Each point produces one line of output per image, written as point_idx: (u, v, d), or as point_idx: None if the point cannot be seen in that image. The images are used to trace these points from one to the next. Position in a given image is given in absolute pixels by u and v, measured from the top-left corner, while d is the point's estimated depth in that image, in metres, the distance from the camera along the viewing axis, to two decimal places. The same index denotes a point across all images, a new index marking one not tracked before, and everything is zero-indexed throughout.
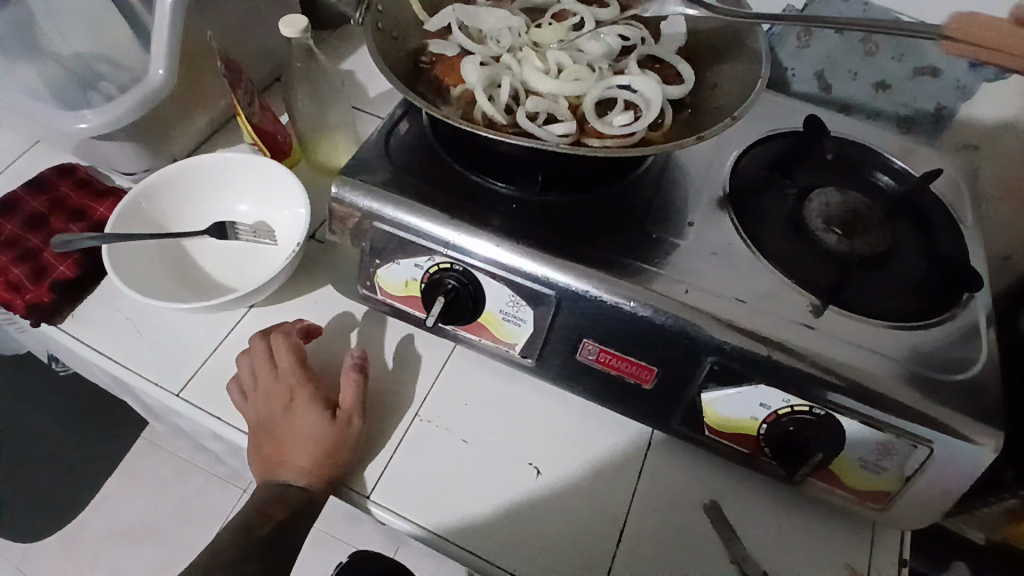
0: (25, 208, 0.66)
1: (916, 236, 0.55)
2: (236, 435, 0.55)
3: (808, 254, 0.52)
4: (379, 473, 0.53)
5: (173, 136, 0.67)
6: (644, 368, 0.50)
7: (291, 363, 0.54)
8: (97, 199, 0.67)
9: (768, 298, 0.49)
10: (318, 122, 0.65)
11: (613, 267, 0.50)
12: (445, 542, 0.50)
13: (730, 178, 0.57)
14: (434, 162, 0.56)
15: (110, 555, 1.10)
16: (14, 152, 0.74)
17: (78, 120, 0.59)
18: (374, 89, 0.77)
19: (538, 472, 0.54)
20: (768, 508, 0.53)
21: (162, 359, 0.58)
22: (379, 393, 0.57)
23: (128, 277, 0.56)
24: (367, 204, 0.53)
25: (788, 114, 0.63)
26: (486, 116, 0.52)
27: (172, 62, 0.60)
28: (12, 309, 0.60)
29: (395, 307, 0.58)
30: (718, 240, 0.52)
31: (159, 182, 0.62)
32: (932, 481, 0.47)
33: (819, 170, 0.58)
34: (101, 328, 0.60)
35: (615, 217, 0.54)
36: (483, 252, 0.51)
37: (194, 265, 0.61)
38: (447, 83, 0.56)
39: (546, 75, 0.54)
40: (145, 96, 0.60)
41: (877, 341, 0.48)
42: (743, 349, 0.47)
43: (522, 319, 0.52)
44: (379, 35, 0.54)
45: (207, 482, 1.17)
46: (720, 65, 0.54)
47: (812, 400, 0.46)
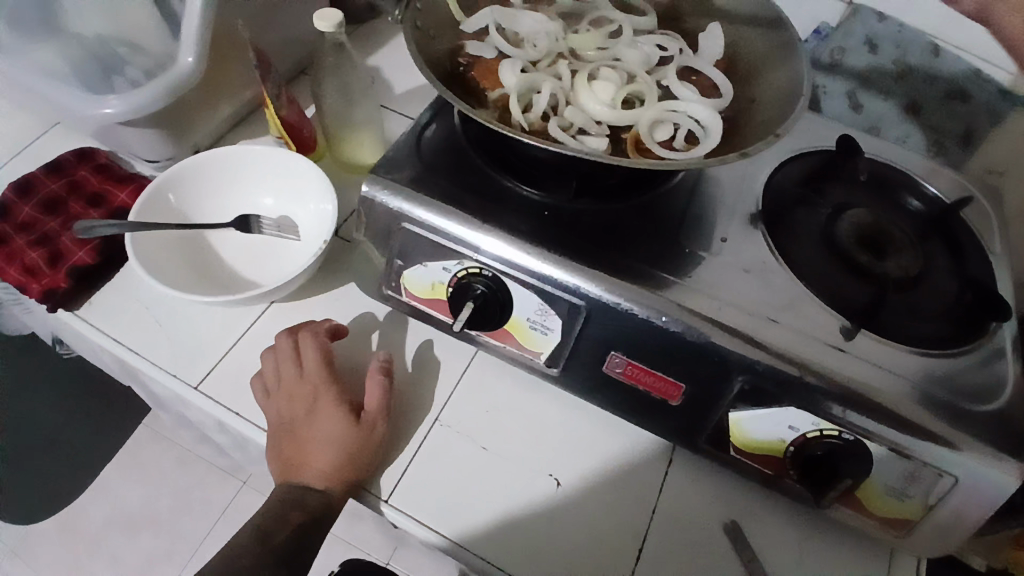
0: (44, 191, 0.65)
1: (948, 260, 0.55)
2: (254, 432, 0.54)
3: (840, 273, 0.51)
4: (395, 476, 0.52)
5: (197, 125, 0.66)
6: (671, 384, 0.50)
7: (316, 363, 0.53)
8: (117, 185, 0.66)
9: (801, 319, 0.48)
10: (344, 119, 0.64)
11: (644, 280, 0.49)
12: (460, 549, 0.50)
13: (763, 193, 0.56)
14: (465, 164, 0.55)
15: (106, 541, 1.09)
16: (32, 134, 0.73)
17: (103, 105, 0.58)
18: (400, 86, 0.76)
19: (557, 483, 0.53)
20: (787, 530, 0.53)
21: (179, 351, 0.57)
22: (401, 397, 0.56)
23: (150, 267, 0.55)
24: (397, 205, 0.52)
25: (822, 131, 0.63)
26: (524, 121, 0.52)
27: (201, 50, 0.59)
28: (28, 293, 0.59)
29: (419, 309, 0.57)
30: (750, 257, 0.51)
31: (184, 172, 0.62)
32: (956, 511, 0.47)
33: (852, 189, 0.58)
34: (118, 317, 0.59)
35: (648, 229, 0.53)
36: (515, 259, 0.50)
37: (217, 258, 0.61)
38: (484, 86, 0.55)
39: (586, 83, 0.53)
40: (171, 83, 0.59)
41: (909, 367, 0.47)
42: (774, 370, 0.46)
43: (550, 329, 0.52)
44: (417, 33, 0.53)
45: (207, 472, 1.16)
46: (760, 79, 0.54)
47: (842, 424, 0.46)
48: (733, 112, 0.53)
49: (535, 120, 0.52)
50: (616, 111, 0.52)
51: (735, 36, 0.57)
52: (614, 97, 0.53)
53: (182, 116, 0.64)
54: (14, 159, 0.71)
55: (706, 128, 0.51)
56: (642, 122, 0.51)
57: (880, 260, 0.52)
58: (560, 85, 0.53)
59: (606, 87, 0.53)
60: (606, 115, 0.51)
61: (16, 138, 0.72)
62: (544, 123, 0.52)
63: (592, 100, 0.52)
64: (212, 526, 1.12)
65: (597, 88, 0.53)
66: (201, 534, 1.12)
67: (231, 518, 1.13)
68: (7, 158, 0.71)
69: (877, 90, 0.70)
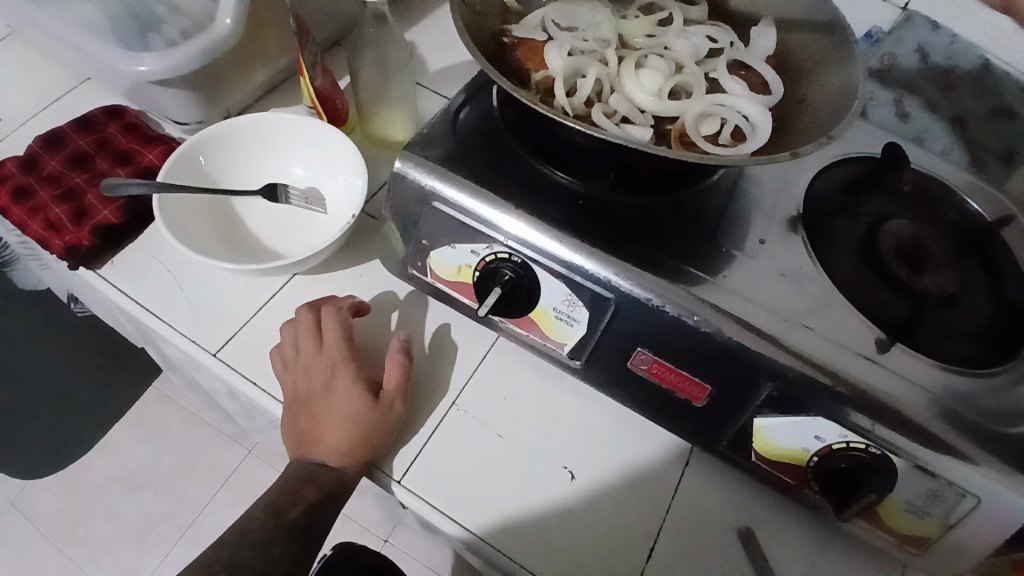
0: (71, 146, 0.64)
1: (986, 279, 0.53)
2: (271, 403, 0.54)
3: (876, 285, 0.50)
4: (408, 456, 0.52)
5: (229, 89, 0.65)
6: (697, 385, 0.49)
7: (337, 338, 0.53)
8: (144, 145, 0.65)
9: (836, 328, 0.47)
10: (378, 92, 0.63)
11: (677, 277, 0.48)
12: (469, 535, 0.49)
13: (803, 197, 0.55)
14: (501, 146, 0.54)
15: (108, 499, 1.10)
16: (61, 87, 0.72)
17: (138, 62, 0.57)
18: (436, 65, 0.75)
19: (572, 476, 0.52)
20: (800, 540, 0.52)
21: (199, 317, 0.57)
22: (420, 378, 0.55)
23: (176, 229, 0.55)
24: (429, 183, 0.51)
25: (867, 139, 0.61)
26: (567, 106, 0.50)
27: (240, 13, 0.58)
28: (50, 248, 0.58)
29: (443, 291, 0.56)
30: (787, 261, 0.50)
31: (214, 136, 0.61)
32: (977, 533, 0.45)
33: (893, 199, 0.56)
34: (140, 278, 0.58)
35: (683, 225, 0.52)
36: (547, 247, 0.49)
37: (243, 226, 0.60)
38: (528, 67, 0.54)
39: (633, 71, 0.52)
40: (208, 45, 0.58)
41: (944, 385, 0.46)
42: (807, 378, 0.45)
43: (577, 320, 0.51)
44: (463, 8, 0.52)
45: (212, 438, 1.17)
46: (811, 80, 0.52)
47: (869, 438, 0.45)
48: (781, 111, 0.52)
49: (578, 105, 0.51)
50: (662, 101, 0.50)
51: (789, 34, 0.56)
52: (660, 87, 0.52)
53: (216, 80, 0.63)
54: (43, 112, 0.70)
55: (753, 125, 0.50)
56: (687, 115, 0.50)
57: (918, 273, 0.51)
58: (606, 71, 0.52)
59: (654, 77, 0.52)
60: (652, 105, 0.50)
61: (46, 91, 0.72)
62: (587, 108, 0.51)
63: (637, 89, 0.51)
64: (213, 493, 1.13)
65: (644, 77, 0.52)
66: (201, 500, 1.12)
67: (232, 486, 1.14)
68: (36, 110, 0.70)
69: (924, 102, 0.69)
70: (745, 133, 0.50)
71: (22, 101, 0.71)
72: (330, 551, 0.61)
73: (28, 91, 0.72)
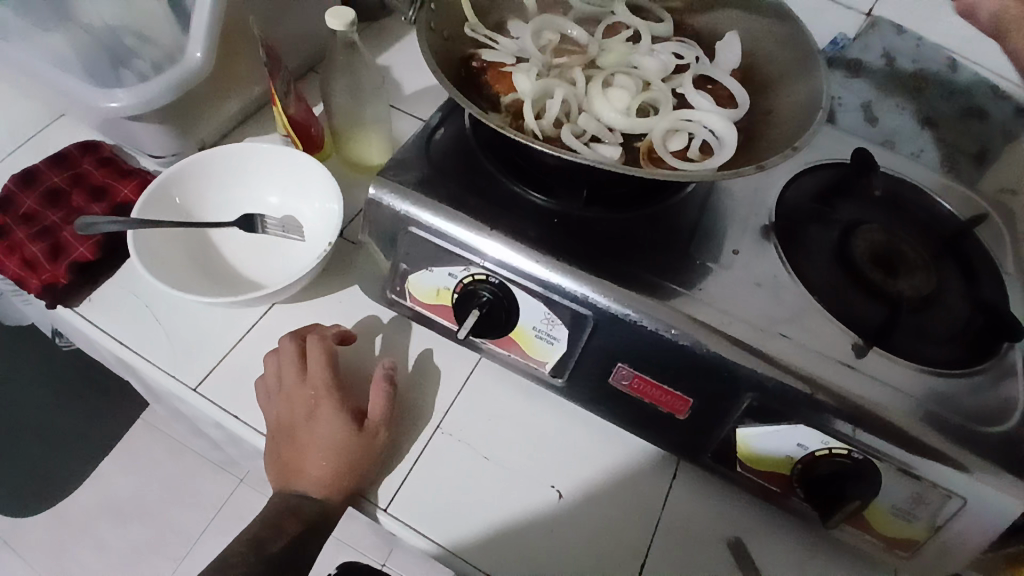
0: (46, 182, 0.64)
1: (960, 278, 0.54)
2: (254, 435, 0.53)
3: (852, 290, 0.51)
4: (393, 481, 0.52)
5: (202, 120, 0.65)
6: (678, 398, 0.49)
7: (320, 367, 0.52)
8: (120, 178, 0.65)
9: (812, 336, 0.47)
10: (352, 117, 0.63)
11: (654, 291, 0.48)
12: (448, 554, 0.49)
13: (776, 206, 0.55)
14: (475, 168, 0.54)
15: (98, 534, 1.09)
16: (36, 123, 0.72)
17: (109, 99, 0.57)
18: (411, 86, 0.75)
19: (559, 495, 0.52)
20: (790, 549, 0.52)
21: (178, 351, 0.56)
22: (404, 403, 0.55)
23: (152, 263, 0.54)
24: (404, 208, 0.51)
25: (836, 144, 0.62)
26: (537, 127, 0.51)
27: (211, 45, 0.58)
28: (26, 286, 0.58)
29: (423, 313, 0.56)
30: (762, 270, 0.51)
31: (189, 169, 0.61)
32: (962, 533, 0.46)
33: (865, 205, 0.57)
34: (118, 313, 0.58)
35: (657, 238, 0.52)
36: (523, 267, 0.49)
37: (221, 258, 0.60)
38: (497, 90, 0.55)
39: (601, 91, 0.53)
40: (178, 78, 0.58)
41: (921, 388, 0.46)
42: (785, 386, 0.45)
43: (556, 338, 0.51)
44: (431, 34, 0.53)
45: (203, 466, 1.16)
46: (777, 91, 0.53)
47: (851, 444, 0.45)
48: (748, 123, 0.53)
49: (548, 125, 0.51)
50: (631, 118, 0.51)
51: (753, 46, 0.57)
52: (628, 105, 0.52)
53: (190, 111, 0.63)
54: (18, 149, 0.70)
55: (720, 138, 0.51)
56: (655, 131, 0.51)
57: (893, 277, 0.51)
58: (574, 91, 0.53)
59: (621, 96, 0.53)
60: (620, 123, 0.51)
61: (21, 128, 0.72)
62: (556, 129, 0.52)
63: (606, 107, 0.52)
64: (207, 522, 1.11)
65: (612, 96, 0.53)
66: (194, 529, 1.11)
67: (225, 515, 1.12)
68: (11, 146, 0.70)
69: (892, 105, 0.70)
70: (713, 147, 0.51)
71: None
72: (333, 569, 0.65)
73: (2, 128, 0.71)
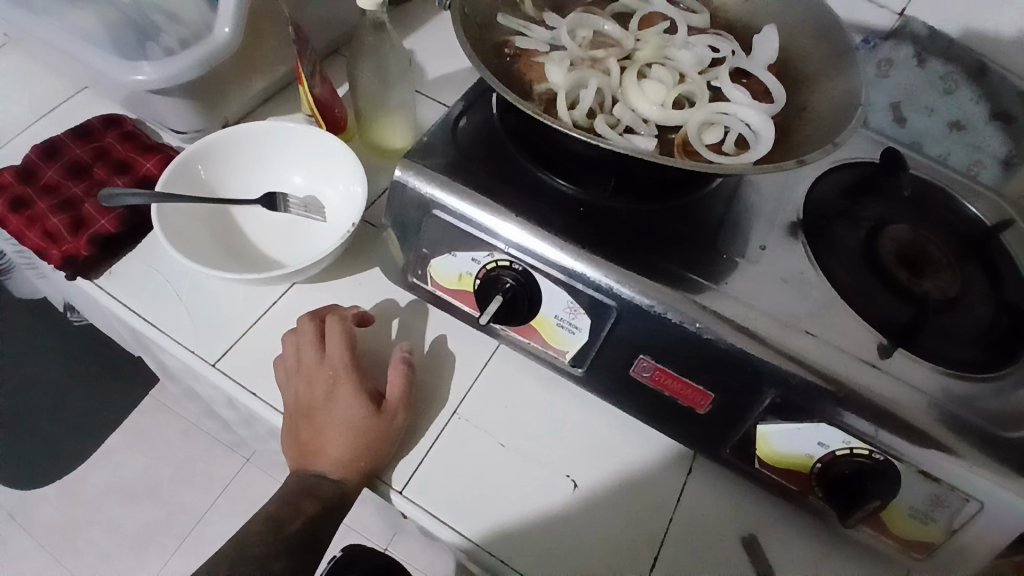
0: (68, 155, 0.64)
1: (986, 281, 0.53)
2: (271, 414, 0.53)
3: (878, 291, 0.50)
4: (410, 465, 0.51)
5: (226, 97, 0.65)
6: (699, 392, 0.49)
7: (340, 347, 0.53)
8: (143, 153, 0.65)
9: (838, 335, 0.47)
10: (377, 101, 0.63)
11: (680, 284, 0.48)
12: (467, 541, 0.49)
13: (803, 203, 0.55)
14: (501, 154, 0.54)
15: (105, 510, 1.09)
16: (58, 96, 0.72)
17: (136, 72, 0.56)
18: (435, 71, 0.75)
19: (575, 485, 0.52)
20: (803, 547, 0.51)
21: (198, 327, 0.56)
22: (422, 388, 0.55)
23: (175, 239, 0.54)
24: (429, 192, 0.51)
25: (862, 145, 0.62)
26: (569, 117, 0.50)
27: (239, 21, 0.58)
28: (49, 258, 0.58)
29: (443, 298, 0.56)
30: (789, 267, 0.50)
31: (212, 146, 0.61)
32: (980, 537, 0.45)
33: (892, 204, 0.57)
34: (138, 289, 0.58)
35: (683, 231, 0.52)
36: (548, 255, 0.48)
37: (241, 236, 0.60)
38: (530, 79, 0.54)
39: (635, 83, 0.52)
40: (205, 54, 0.57)
41: (947, 389, 0.46)
42: (809, 384, 0.45)
43: (578, 327, 0.50)
44: (465, 20, 0.52)
45: (209, 446, 1.16)
46: (813, 86, 0.52)
47: (872, 443, 0.44)
48: (784, 118, 0.52)
49: (581, 116, 0.51)
50: (666, 111, 0.51)
51: (788, 41, 0.56)
52: (664, 98, 0.52)
53: (214, 88, 0.63)
54: (40, 122, 0.70)
55: (756, 133, 0.50)
56: (690, 124, 0.50)
57: (919, 278, 0.51)
58: (608, 82, 0.52)
59: (655, 89, 0.52)
60: (655, 115, 0.51)
61: (42, 100, 0.72)
62: (590, 120, 0.51)
63: (642, 99, 0.51)
64: (211, 502, 1.12)
65: (647, 89, 0.52)
66: (200, 509, 1.11)
67: (230, 496, 1.13)
68: (33, 119, 0.70)
69: (922, 105, 0.69)
70: (749, 142, 0.50)
71: (19, 110, 0.70)
72: (340, 552, 0.65)
73: (25, 101, 0.71)
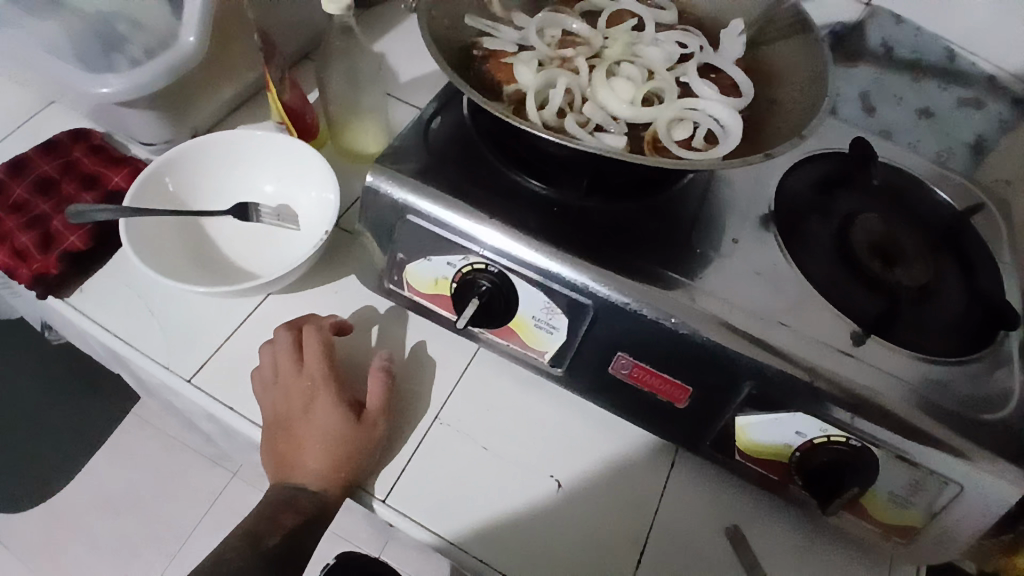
0: (34, 171, 0.63)
1: (958, 268, 0.54)
2: (250, 427, 0.53)
3: (851, 281, 0.51)
4: (393, 473, 0.51)
5: (195, 107, 0.64)
6: (678, 387, 0.49)
7: (318, 357, 0.52)
8: (111, 167, 0.64)
9: (813, 326, 0.47)
10: (348, 107, 0.63)
11: (655, 280, 0.48)
12: (453, 547, 0.49)
13: (775, 196, 0.55)
14: (474, 156, 0.54)
15: (91, 529, 1.08)
16: (23, 111, 0.71)
17: (100, 84, 0.55)
18: (408, 75, 0.75)
19: (558, 485, 0.52)
20: (787, 537, 0.52)
21: (173, 342, 0.56)
22: (403, 395, 0.55)
23: (145, 253, 0.53)
24: (402, 196, 0.51)
25: (834, 135, 0.62)
26: (539, 117, 0.50)
27: (203, 29, 0.57)
28: (17, 277, 0.57)
29: (421, 304, 0.56)
30: (763, 260, 0.51)
31: (181, 158, 0.60)
32: (958, 520, 0.46)
33: (864, 194, 0.57)
34: (110, 305, 0.57)
35: (656, 228, 0.52)
36: (523, 257, 0.48)
37: (215, 248, 0.59)
38: (499, 80, 0.54)
39: (604, 81, 0.52)
40: (170, 64, 0.56)
41: (920, 375, 0.46)
42: (785, 375, 0.45)
43: (556, 327, 0.50)
44: (431, 22, 0.52)
45: (196, 460, 1.15)
46: (780, 79, 0.53)
47: (849, 431, 0.45)
48: (752, 112, 0.52)
49: (551, 116, 0.51)
50: (635, 108, 0.51)
51: (755, 35, 0.57)
52: (633, 95, 0.52)
53: (182, 97, 0.62)
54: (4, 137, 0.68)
55: (725, 128, 0.50)
56: (660, 121, 0.50)
57: (891, 267, 0.52)
58: (577, 80, 0.52)
59: (624, 87, 0.52)
60: (625, 112, 0.51)
61: (7, 115, 0.70)
62: (559, 119, 0.51)
63: (611, 97, 0.51)
64: (200, 517, 1.11)
65: (617, 86, 0.52)
66: (188, 525, 1.10)
67: (218, 510, 1.12)
68: None
69: (891, 94, 0.69)
70: (718, 137, 0.50)
71: None
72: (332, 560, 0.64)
73: None
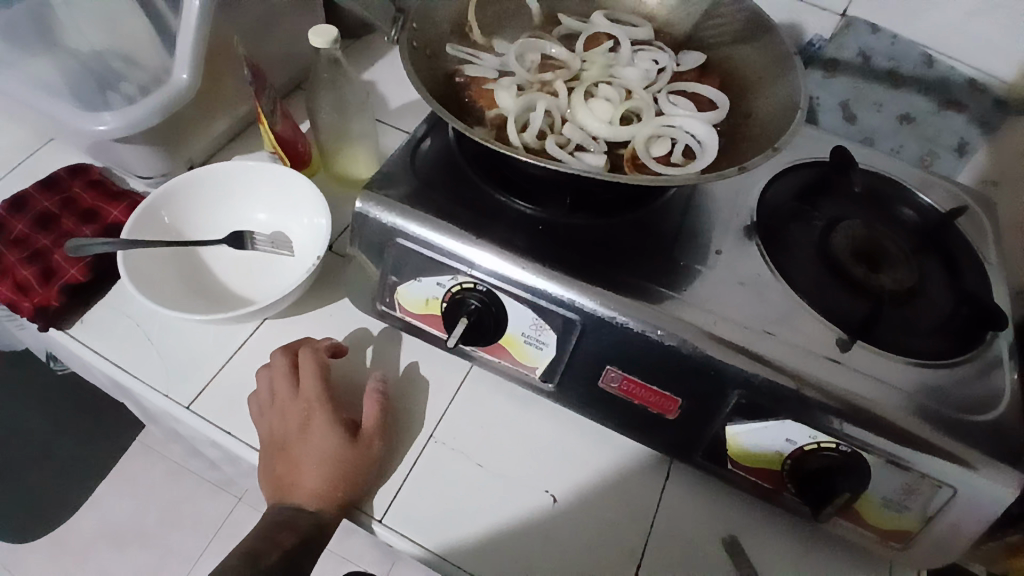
0: (36, 207, 0.65)
1: (942, 270, 0.55)
2: (247, 452, 0.53)
3: (835, 287, 0.51)
4: (389, 493, 0.52)
5: (190, 140, 0.66)
6: (667, 399, 0.49)
7: (313, 380, 0.53)
8: (111, 201, 0.66)
9: (798, 334, 0.48)
10: (338, 134, 0.64)
11: (640, 294, 0.49)
12: (450, 566, 0.49)
13: (758, 206, 0.56)
14: (460, 178, 0.55)
15: (97, 559, 1.08)
16: (25, 150, 0.73)
17: (97, 122, 0.57)
18: (397, 100, 0.77)
19: (554, 500, 0.52)
20: (785, 546, 0.52)
21: (171, 370, 0.57)
22: (398, 414, 0.56)
23: (143, 283, 0.55)
24: (391, 220, 0.52)
25: (814, 144, 0.63)
26: (521, 140, 0.52)
27: (195, 66, 0.59)
28: (19, 310, 0.58)
29: (413, 324, 0.57)
30: (746, 270, 0.51)
31: (178, 189, 0.62)
32: (954, 523, 0.46)
33: (845, 201, 0.58)
34: (111, 335, 0.58)
35: (641, 242, 0.53)
36: (510, 275, 0.49)
37: (211, 275, 0.61)
38: (481, 105, 0.56)
39: (583, 102, 0.54)
40: (164, 99, 0.58)
41: (907, 379, 0.47)
42: (771, 383, 0.46)
43: (545, 343, 0.51)
44: (414, 52, 0.54)
45: (201, 486, 1.16)
46: (755, 93, 0.54)
47: (838, 437, 0.45)
48: (728, 126, 0.54)
49: (532, 138, 0.52)
50: (613, 128, 0.52)
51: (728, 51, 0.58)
52: (612, 115, 0.53)
53: (176, 131, 0.64)
54: (6, 176, 0.70)
55: (702, 143, 0.52)
56: (638, 139, 0.52)
57: (876, 272, 0.52)
58: (556, 102, 0.54)
59: (602, 107, 0.54)
60: (604, 132, 0.52)
61: (9, 154, 0.72)
62: (540, 141, 0.53)
63: (590, 118, 0.53)
64: (205, 544, 1.11)
65: (595, 107, 0.54)
66: (193, 551, 1.10)
67: (223, 536, 1.12)
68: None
69: (870, 102, 0.71)
70: (695, 151, 0.52)
71: None
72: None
73: None
